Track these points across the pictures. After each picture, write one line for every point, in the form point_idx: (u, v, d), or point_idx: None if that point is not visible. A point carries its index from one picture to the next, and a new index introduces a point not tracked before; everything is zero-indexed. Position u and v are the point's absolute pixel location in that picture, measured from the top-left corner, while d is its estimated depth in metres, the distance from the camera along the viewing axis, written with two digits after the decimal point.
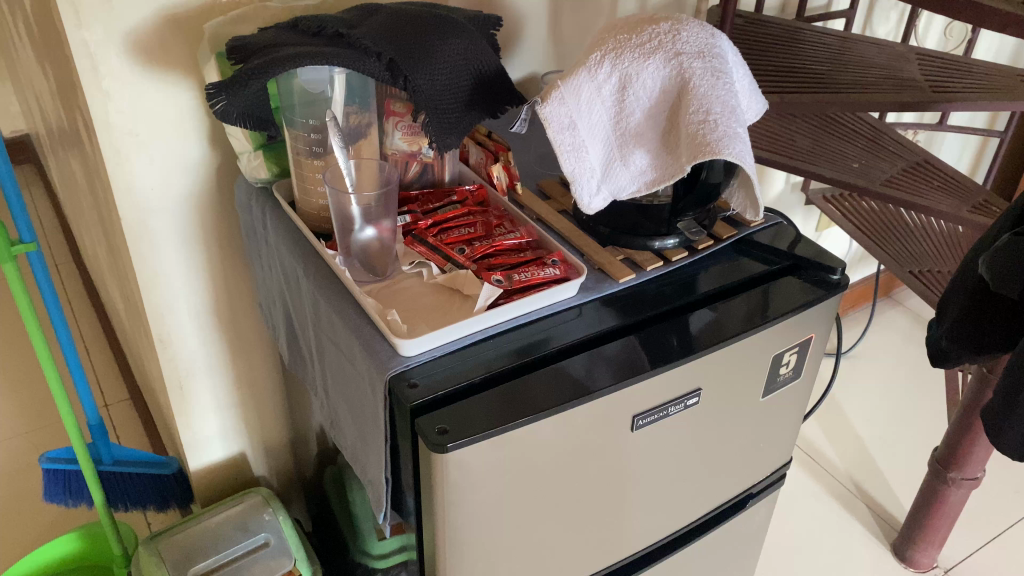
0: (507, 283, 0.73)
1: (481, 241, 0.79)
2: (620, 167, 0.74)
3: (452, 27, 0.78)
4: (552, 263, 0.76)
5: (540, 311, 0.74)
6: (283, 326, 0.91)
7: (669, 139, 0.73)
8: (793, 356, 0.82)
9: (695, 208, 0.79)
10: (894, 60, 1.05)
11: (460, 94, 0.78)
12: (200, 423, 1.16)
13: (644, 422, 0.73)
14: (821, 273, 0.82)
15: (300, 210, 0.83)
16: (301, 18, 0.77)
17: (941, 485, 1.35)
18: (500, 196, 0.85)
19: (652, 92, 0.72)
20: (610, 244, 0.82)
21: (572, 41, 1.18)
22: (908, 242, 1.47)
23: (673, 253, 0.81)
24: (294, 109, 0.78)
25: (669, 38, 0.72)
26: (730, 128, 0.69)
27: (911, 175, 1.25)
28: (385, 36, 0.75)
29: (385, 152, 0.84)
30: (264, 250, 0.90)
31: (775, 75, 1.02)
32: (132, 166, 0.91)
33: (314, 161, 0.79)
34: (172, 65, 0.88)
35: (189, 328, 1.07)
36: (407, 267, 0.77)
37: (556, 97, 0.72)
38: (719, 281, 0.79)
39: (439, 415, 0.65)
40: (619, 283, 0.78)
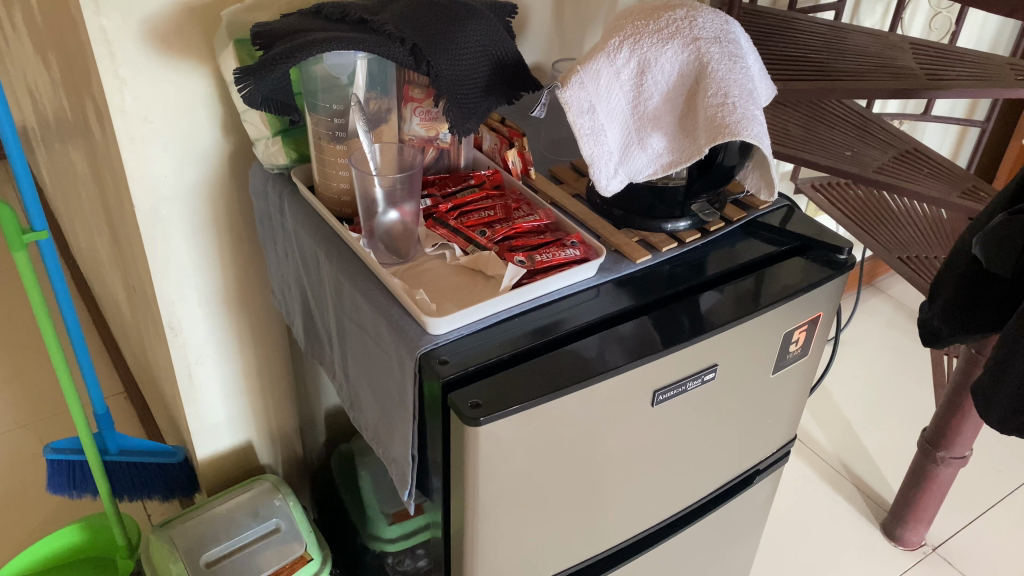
0: (529, 264, 0.75)
1: (501, 223, 0.80)
2: (637, 151, 0.77)
3: (470, 14, 0.80)
4: (571, 244, 0.78)
5: (560, 292, 0.76)
6: (299, 311, 0.92)
7: (685, 122, 0.75)
8: (803, 334, 0.84)
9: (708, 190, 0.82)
10: (889, 49, 1.08)
11: (478, 81, 0.80)
12: (208, 411, 1.17)
13: (664, 397, 0.75)
14: (828, 253, 0.84)
15: (319, 195, 0.84)
16: (324, 4, 0.78)
17: (930, 465, 1.39)
18: (515, 180, 0.87)
19: (670, 77, 0.74)
20: (625, 226, 0.84)
21: (574, 32, 1.20)
22: (896, 228, 1.51)
23: (687, 235, 0.83)
24: (316, 94, 0.79)
25: (686, 24, 0.75)
26: (747, 111, 0.71)
27: (902, 162, 1.28)
28: (408, 23, 0.76)
29: (402, 137, 0.85)
30: (280, 236, 0.91)
31: (776, 63, 1.04)
32: (147, 154, 0.92)
33: (336, 145, 0.80)
34: (187, 52, 0.89)
35: (199, 315, 1.07)
36: (430, 250, 0.79)
37: (576, 82, 0.74)
38: (730, 262, 0.82)
39: (470, 390, 0.67)
40: (635, 264, 0.80)
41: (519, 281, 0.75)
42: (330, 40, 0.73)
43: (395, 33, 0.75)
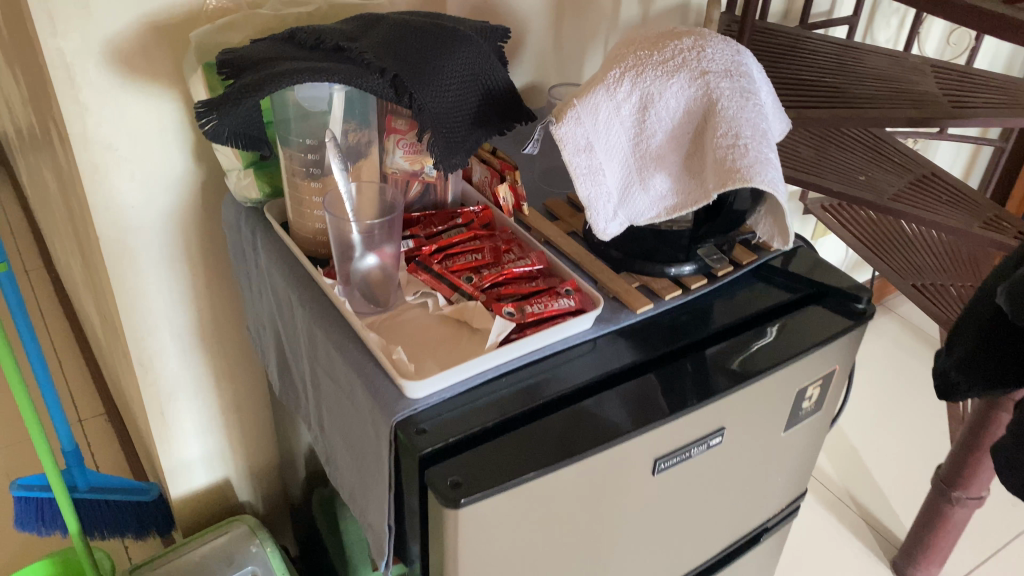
0: (519, 316, 0.69)
1: (491, 268, 0.74)
2: (639, 191, 0.70)
3: (457, 40, 0.73)
4: (568, 292, 0.72)
5: (555, 346, 0.70)
6: (274, 353, 0.86)
7: (692, 162, 0.69)
8: (817, 389, 0.77)
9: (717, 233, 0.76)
10: (908, 72, 1.00)
11: (466, 112, 0.73)
12: (183, 447, 1.10)
13: (666, 465, 0.69)
14: (845, 302, 0.78)
15: (294, 234, 0.77)
16: (298, 28, 0.71)
17: (945, 504, 1.32)
18: (506, 218, 0.81)
19: (675, 113, 0.67)
20: (624, 270, 0.77)
21: (573, 51, 1.13)
22: (909, 253, 1.44)
23: (692, 281, 0.76)
24: (290, 127, 0.73)
25: (693, 54, 0.67)
26: (761, 153, 0.64)
27: (919, 188, 1.21)
28: (389, 52, 0.69)
29: (385, 171, 0.79)
30: (254, 274, 0.85)
31: (787, 91, 0.96)
32: (112, 183, 0.86)
33: (310, 183, 0.73)
34: (155, 76, 0.82)
35: (171, 350, 1.01)
36: (411, 297, 0.72)
37: (572, 117, 0.68)
38: (741, 312, 0.75)
39: (450, 465, 0.60)
40: (635, 314, 0.73)
41: (509, 334, 0.68)
42: (302, 71, 0.66)
43: (374, 62, 0.68)
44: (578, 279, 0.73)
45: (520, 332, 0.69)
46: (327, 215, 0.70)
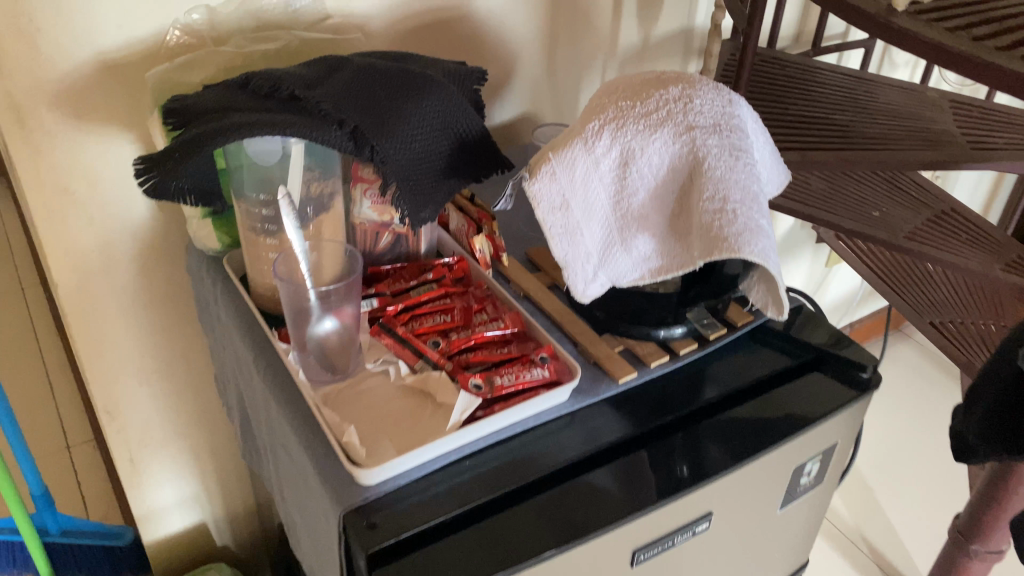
0: (486, 390, 0.63)
1: (460, 332, 0.68)
2: (620, 252, 0.65)
3: (425, 85, 0.68)
4: (543, 360, 0.66)
5: (527, 422, 0.64)
6: (238, 410, 0.81)
7: (678, 223, 0.62)
8: (815, 464, 0.71)
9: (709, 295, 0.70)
10: (925, 108, 0.93)
11: (436, 163, 0.68)
12: (156, 493, 1.06)
13: (645, 556, 0.63)
14: (849, 369, 0.71)
15: (254, 289, 0.72)
16: (253, 74, 0.66)
17: (961, 557, 1.25)
18: (483, 271, 0.75)
19: (660, 170, 0.61)
20: (608, 331, 0.71)
21: (567, 79, 1.08)
22: (927, 287, 1.37)
23: (681, 345, 0.70)
24: (243, 183, 0.67)
25: (680, 105, 0.61)
26: (752, 220, 0.57)
27: (937, 225, 1.13)
28: (349, 101, 0.64)
29: (352, 221, 0.74)
30: (217, 327, 0.80)
31: (787, 127, 0.89)
32: (69, 227, 0.81)
33: (267, 240, 0.68)
34: (113, 117, 0.78)
35: (140, 395, 0.96)
36: (372, 365, 0.66)
37: (546, 173, 0.62)
38: (733, 381, 0.69)
39: (402, 567, 0.55)
40: (617, 384, 0.67)
41: (473, 411, 0.62)
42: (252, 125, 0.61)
43: (332, 112, 0.63)
44: (556, 346, 0.67)
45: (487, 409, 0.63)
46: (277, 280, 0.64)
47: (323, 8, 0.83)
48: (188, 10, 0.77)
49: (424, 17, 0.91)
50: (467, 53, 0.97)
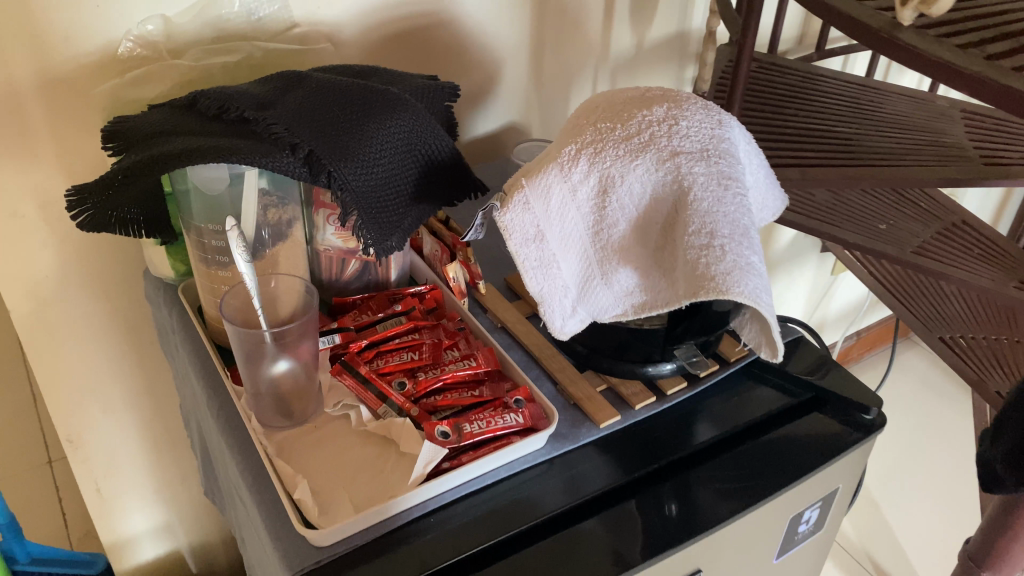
0: (454, 439, 0.57)
1: (428, 372, 0.62)
2: (601, 287, 0.59)
3: (390, 104, 0.62)
4: (518, 405, 0.60)
5: (498, 473, 0.58)
6: (199, 447, 0.76)
7: (663, 256, 0.57)
8: (815, 512, 0.66)
9: (698, 334, 0.62)
10: (935, 120, 0.87)
11: (402, 188, 0.63)
12: (126, 522, 1.02)
13: None
14: (851, 410, 0.66)
15: (210, 321, 0.67)
16: (201, 93, 0.61)
17: None
18: (457, 301, 0.70)
19: (642, 200, 0.56)
20: (590, 367, 0.66)
21: (556, 87, 1.02)
22: (937, 300, 1.31)
23: (669, 384, 0.64)
24: (193, 211, 0.61)
25: (664, 128, 0.56)
26: (742, 256, 0.52)
27: (947, 239, 1.08)
28: (305, 123, 0.59)
29: (317, 247, 0.69)
30: (176, 360, 0.75)
31: (786, 140, 0.83)
32: (22, 251, 0.76)
33: (221, 272, 0.63)
34: (64, 134, 0.73)
35: (105, 423, 0.92)
36: (331, 409, 0.61)
37: (518, 203, 0.57)
38: (726, 422, 0.63)
39: None
40: (599, 428, 0.61)
41: (440, 461, 0.56)
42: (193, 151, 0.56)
43: (285, 136, 0.57)
44: (532, 388, 0.62)
45: (455, 460, 0.57)
46: (225, 320, 0.59)
47: (289, 17, 0.78)
48: (142, 20, 0.72)
49: (401, 25, 0.86)
50: (448, 61, 0.92)
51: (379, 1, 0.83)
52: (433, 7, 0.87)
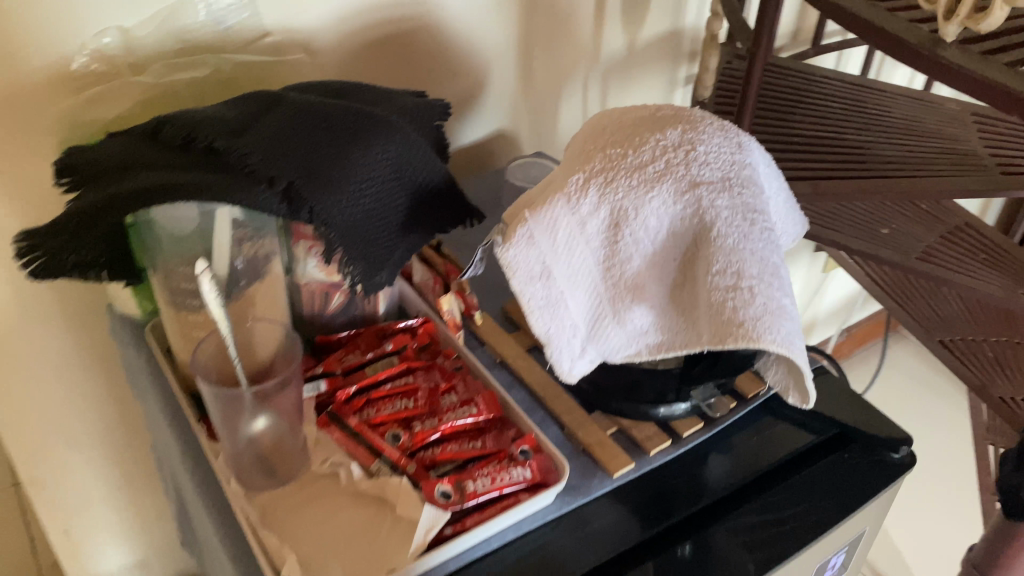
0: (457, 499, 0.52)
1: (425, 421, 0.57)
2: (612, 326, 0.54)
3: (376, 127, 0.57)
4: (524, 456, 0.55)
5: (505, 534, 0.53)
6: (175, 495, 0.71)
7: (681, 293, 0.52)
8: (841, 557, 0.61)
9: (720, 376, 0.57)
10: (946, 125, 0.83)
11: (391, 219, 0.57)
12: (98, 561, 0.96)
13: None
14: (879, 448, 0.61)
15: (183, 366, 0.62)
16: (166, 119, 0.55)
17: None
18: (451, 335, 0.65)
19: (658, 234, 0.51)
20: (598, 408, 0.61)
21: (545, 89, 0.97)
22: (935, 300, 1.28)
23: (685, 426, 0.60)
24: (161, 247, 0.55)
25: (681, 155, 0.51)
26: (772, 299, 0.47)
27: (952, 243, 1.04)
28: (282, 152, 0.53)
29: (297, 281, 0.63)
30: (147, 403, 0.70)
31: (793, 150, 0.79)
32: None
33: (194, 316, 0.57)
34: None
35: (72, 462, 0.86)
36: (320, 467, 0.56)
37: (522, 237, 0.52)
38: (747, 467, 0.59)
39: None
40: (612, 478, 0.57)
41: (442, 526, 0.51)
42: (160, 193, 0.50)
43: (260, 168, 0.51)
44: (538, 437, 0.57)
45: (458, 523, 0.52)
46: (199, 377, 0.54)
47: (260, 25, 0.71)
48: (98, 32, 0.65)
49: (381, 30, 0.80)
50: (432, 67, 0.86)
51: (358, 6, 0.77)
52: (415, 10, 0.80)
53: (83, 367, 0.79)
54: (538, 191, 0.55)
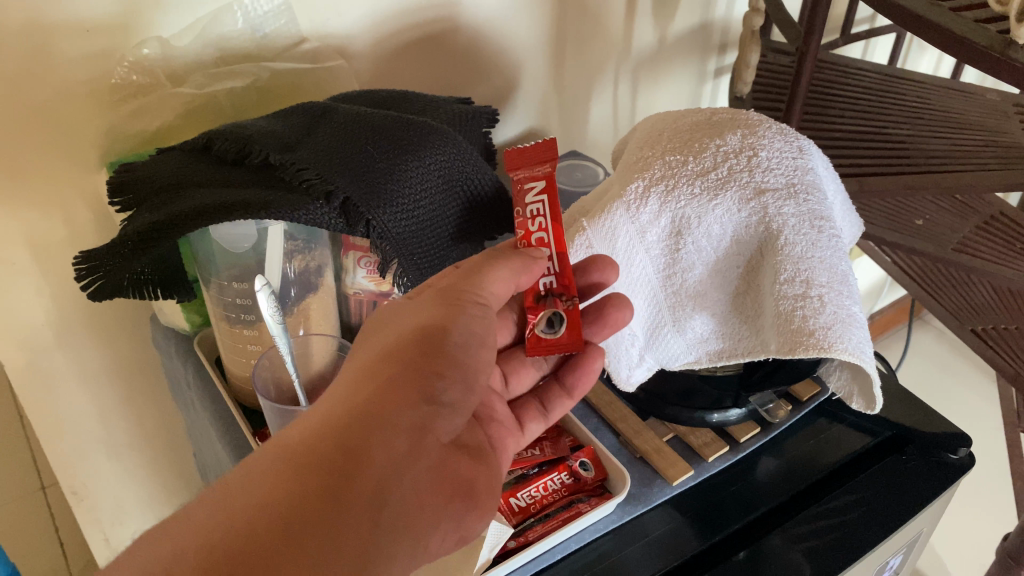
0: (559, 307, 0.52)
1: None
2: (672, 334, 0.53)
3: (429, 135, 0.55)
4: (528, 196, 0.50)
5: (569, 543, 0.53)
6: None
7: (743, 301, 0.51)
8: (899, 558, 0.63)
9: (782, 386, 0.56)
10: (989, 118, 0.83)
11: (443, 227, 0.56)
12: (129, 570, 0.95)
13: None
14: (935, 449, 0.62)
15: (234, 381, 0.61)
16: (216, 133, 0.54)
17: None
18: None
19: (720, 242, 0.50)
20: (653, 415, 0.61)
21: (575, 86, 0.95)
22: (965, 290, 1.16)
23: (741, 432, 0.60)
24: (215, 254, 0.55)
25: (744, 161, 0.50)
26: (842, 307, 0.47)
27: (988, 234, 0.97)
28: (337, 166, 0.52)
29: (346, 291, 0.62)
30: (192, 415, 0.69)
31: (833, 146, 0.78)
32: (12, 300, 0.68)
33: (246, 331, 0.57)
34: (58, 172, 0.64)
35: (110, 474, 0.84)
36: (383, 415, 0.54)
37: (581, 245, 0.51)
38: (805, 474, 0.59)
39: None
40: (671, 486, 0.57)
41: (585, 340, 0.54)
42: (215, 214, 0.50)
43: (316, 182, 0.50)
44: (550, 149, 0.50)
45: (533, 340, 0.53)
46: (262, 402, 0.54)
47: (298, 31, 0.69)
48: (137, 44, 0.62)
49: (416, 30, 0.78)
50: (463, 68, 0.85)
51: (395, 9, 0.75)
52: (449, 11, 0.79)
53: (118, 377, 0.77)
54: (593, 199, 0.54)
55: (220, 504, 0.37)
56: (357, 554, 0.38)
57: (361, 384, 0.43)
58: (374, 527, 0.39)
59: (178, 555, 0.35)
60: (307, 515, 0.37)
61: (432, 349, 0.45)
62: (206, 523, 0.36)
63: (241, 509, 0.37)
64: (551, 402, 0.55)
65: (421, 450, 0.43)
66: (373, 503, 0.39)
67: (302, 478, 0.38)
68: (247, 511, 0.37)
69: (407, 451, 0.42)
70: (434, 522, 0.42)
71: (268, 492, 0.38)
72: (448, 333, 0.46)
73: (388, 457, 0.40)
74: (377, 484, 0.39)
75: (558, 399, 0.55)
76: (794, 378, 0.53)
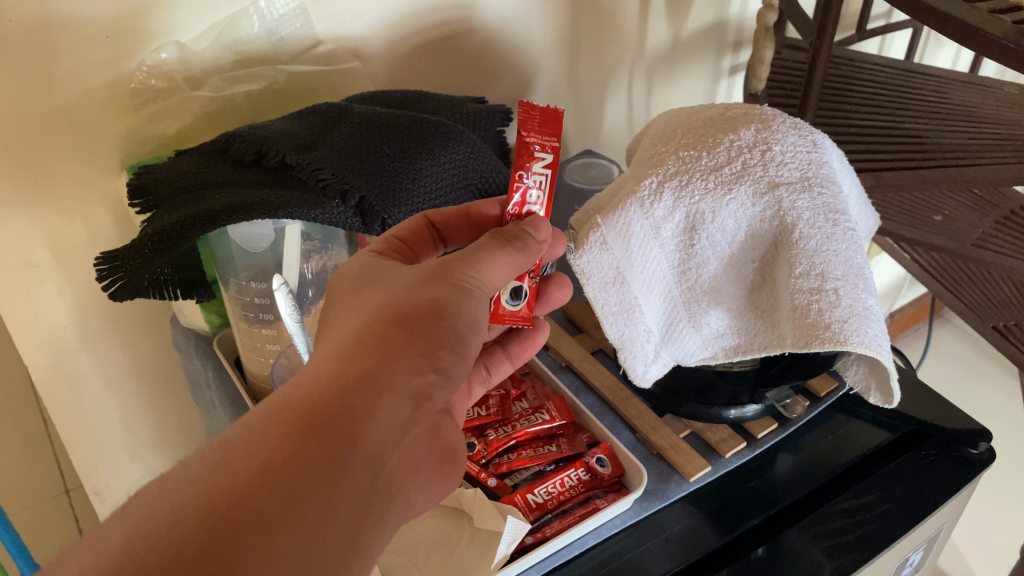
0: (528, 283, 0.49)
1: (499, 429, 0.58)
2: (687, 330, 0.53)
3: (443, 134, 0.56)
4: (532, 168, 0.46)
5: (586, 539, 0.53)
6: None
7: (758, 296, 0.51)
8: (919, 554, 0.62)
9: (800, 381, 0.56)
10: (1008, 111, 0.82)
11: None
12: None
13: None
14: (955, 444, 0.62)
15: (252, 380, 0.62)
16: (234, 135, 0.55)
17: None
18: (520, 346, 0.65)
19: (735, 237, 0.50)
20: (670, 411, 0.61)
21: (590, 85, 0.95)
22: (986, 287, 1.13)
23: (758, 428, 0.60)
24: (233, 254, 0.56)
25: (758, 155, 0.50)
26: (858, 300, 0.47)
27: (1009, 230, 0.95)
28: (352, 166, 0.52)
29: None
30: (212, 415, 0.70)
31: (849, 141, 0.78)
32: (36, 304, 0.69)
33: (263, 330, 0.58)
34: (79, 176, 0.65)
35: (132, 474, 0.85)
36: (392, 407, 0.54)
37: (595, 243, 0.51)
38: (824, 470, 0.59)
39: None
40: (688, 482, 0.57)
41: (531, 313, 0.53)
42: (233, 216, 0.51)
43: (332, 182, 0.51)
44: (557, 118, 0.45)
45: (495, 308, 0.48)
46: None
47: (314, 33, 0.69)
48: (155, 48, 0.63)
49: (431, 32, 0.79)
50: (478, 68, 0.85)
51: (409, 11, 0.76)
52: (464, 12, 0.79)
53: (140, 378, 0.78)
54: (608, 195, 0.55)
55: (213, 465, 0.34)
56: (349, 532, 0.36)
57: (360, 350, 0.39)
58: (372, 493, 0.37)
59: (168, 534, 0.32)
60: (305, 489, 0.34)
61: (438, 323, 0.41)
62: (193, 495, 0.33)
63: (237, 480, 0.34)
64: (493, 367, 0.55)
65: (418, 418, 0.40)
66: (371, 467, 0.37)
67: (300, 439, 0.35)
68: (243, 472, 0.34)
69: (403, 417, 0.39)
70: (421, 483, 0.42)
71: (270, 453, 0.35)
72: (453, 312, 0.41)
73: (387, 428, 0.38)
74: (377, 453, 0.37)
75: (499, 363, 0.55)
76: (809, 372, 0.54)
